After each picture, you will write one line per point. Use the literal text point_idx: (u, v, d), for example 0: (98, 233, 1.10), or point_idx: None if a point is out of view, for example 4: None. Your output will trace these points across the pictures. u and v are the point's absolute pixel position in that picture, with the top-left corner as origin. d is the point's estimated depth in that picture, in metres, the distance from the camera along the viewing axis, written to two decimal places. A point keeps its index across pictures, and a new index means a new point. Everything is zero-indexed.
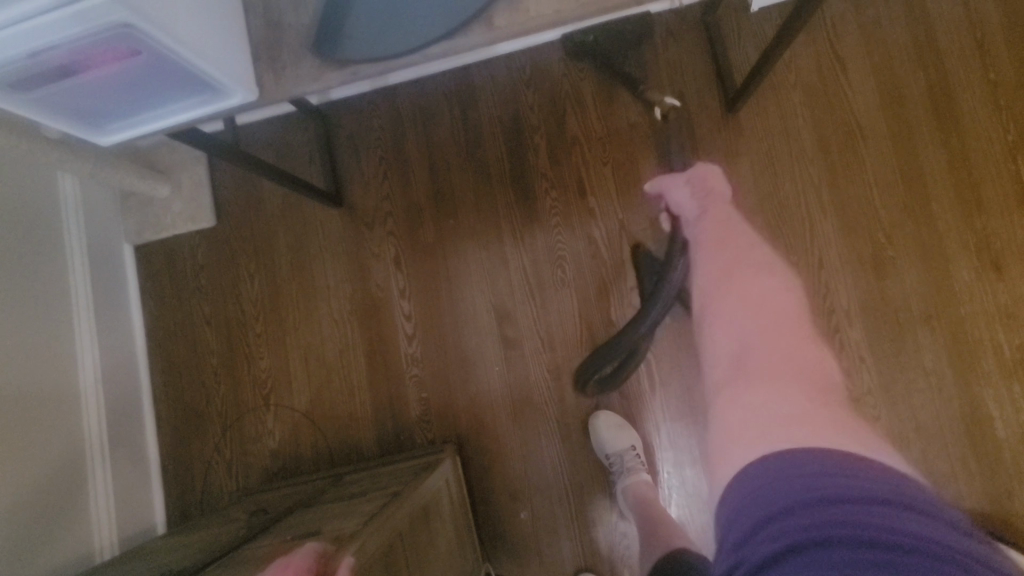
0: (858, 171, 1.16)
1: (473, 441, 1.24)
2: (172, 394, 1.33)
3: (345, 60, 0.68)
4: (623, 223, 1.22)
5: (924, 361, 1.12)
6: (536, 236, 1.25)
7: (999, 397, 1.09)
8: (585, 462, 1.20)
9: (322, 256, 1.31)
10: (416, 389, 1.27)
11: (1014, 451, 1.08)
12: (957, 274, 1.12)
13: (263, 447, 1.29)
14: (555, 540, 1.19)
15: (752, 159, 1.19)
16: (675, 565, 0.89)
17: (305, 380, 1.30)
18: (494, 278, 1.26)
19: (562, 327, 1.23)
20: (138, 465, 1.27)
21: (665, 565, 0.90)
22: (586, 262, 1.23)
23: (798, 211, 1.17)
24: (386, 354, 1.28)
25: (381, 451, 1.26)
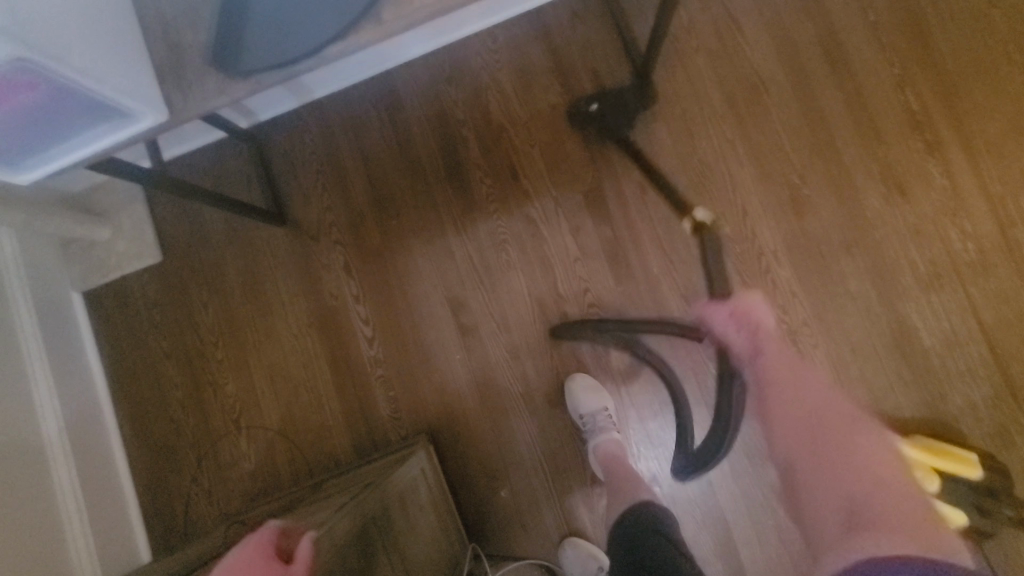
0: (765, 120, 1.24)
1: (446, 430, 1.27)
2: (141, 432, 1.34)
3: (248, 72, 0.72)
4: (557, 200, 1.28)
5: (850, 286, 1.20)
6: (478, 225, 1.30)
7: (921, 309, 1.18)
8: (555, 432, 1.25)
9: (273, 274, 1.33)
10: (383, 389, 1.29)
11: (941, 356, 1.17)
12: (867, 201, 1.21)
13: (240, 469, 1.30)
14: (537, 511, 1.23)
15: (668, 123, 1.26)
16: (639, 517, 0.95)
17: (273, 399, 1.32)
18: (444, 270, 1.30)
19: (514, 307, 1.28)
20: (115, 506, 1.27)
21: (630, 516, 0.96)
22: (528, 242, 1.28)
23: (717, 165, 1.24)
24: (350, 361, 1.31)
25: (358, 454, 1.28)
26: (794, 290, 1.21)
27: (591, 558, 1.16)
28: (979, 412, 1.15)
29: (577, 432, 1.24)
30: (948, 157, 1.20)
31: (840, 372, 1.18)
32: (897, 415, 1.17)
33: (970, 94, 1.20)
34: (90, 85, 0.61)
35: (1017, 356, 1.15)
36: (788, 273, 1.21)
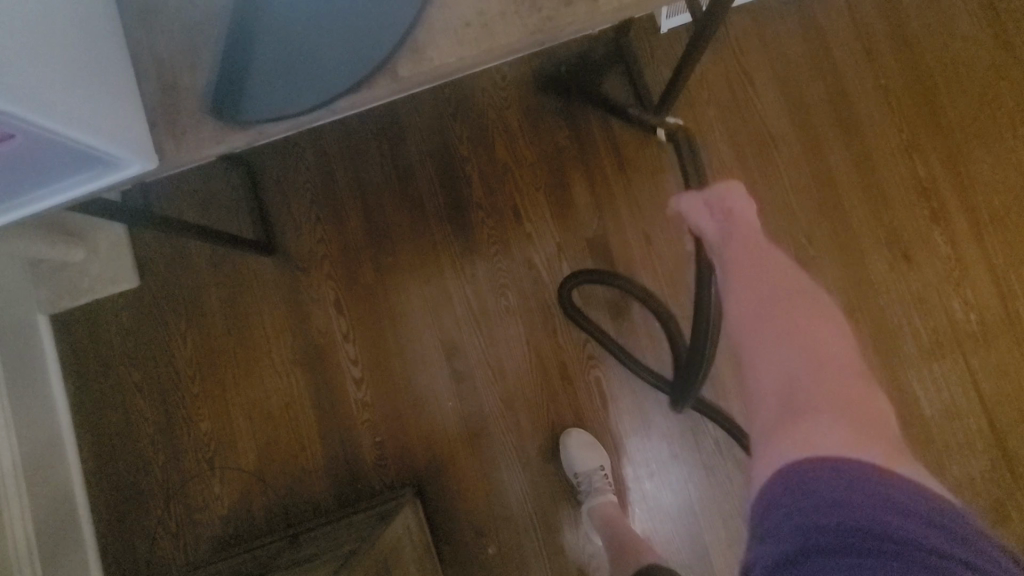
0: (774, 178, 1.23)
1: (433, 480, 1.21)
2: (107, 469, 1.25)
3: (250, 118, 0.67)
4: (560, 246, 1.24)
5: None
6: (478, 267, 1.25)
7: (922, 378, 1.17)
8: (548, 486, 1.20)
9: (258, 306, 1.27)
10: (370, 434, 1.23)
11: (940, 425, 1.16)
12: (872, 266, 1.20)
13: (212, 513, 1.23)
14: (526, 568, 1.18)
15: (676, 174, 1.24)
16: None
17: (250, 438, 1.24)
18: (439, 311, 1.25)
19: (511, 354, 1.23)
20: (74, 549, 1.18)
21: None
22: (529, 288, 1.24)
23: None
24: (335, 402, 1.24)
25: (339, 502, 1.22)
26: None
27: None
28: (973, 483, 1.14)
29: (570, 488, 1.19)
30: (952, 225, 1.20)
31: None
32: None
33: (976, 164, 1.21)
34: (80, 138, 0.55)
35: (1014, 432, 1.15)
36: None
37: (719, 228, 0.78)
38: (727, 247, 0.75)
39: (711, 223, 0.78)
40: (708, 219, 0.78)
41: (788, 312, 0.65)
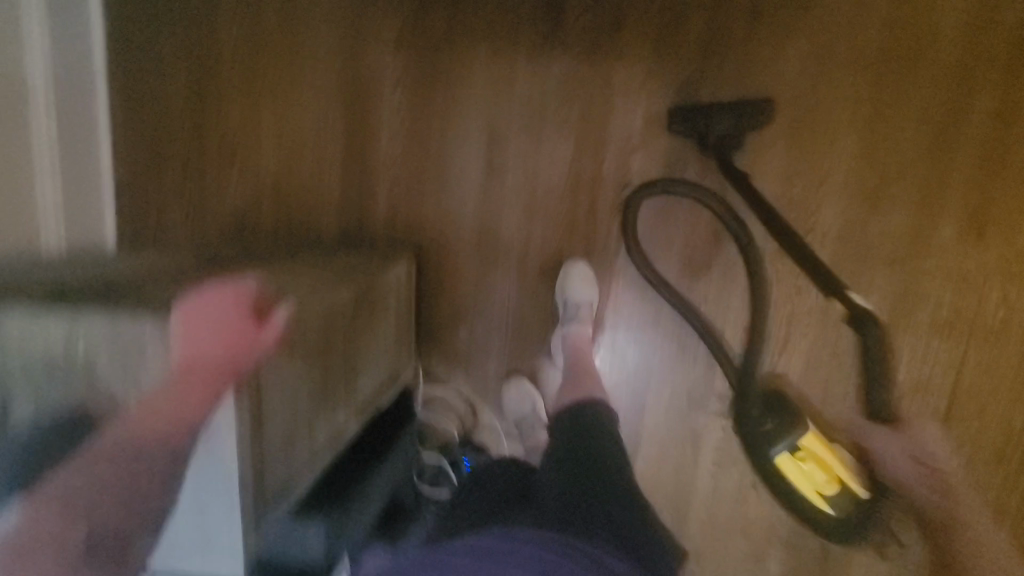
0: (901, 96, 1.10)
1: (431, 256, 1.25)
2: (132, 120, 1.25)
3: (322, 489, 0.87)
4: (646, 77, 1.14)
5: (868, 300, 1.17)
6: (554, 65, 1.15)
7: (914, 348, 1.17)
8: (533, 302, 1.26)
9: (316, 13, 1.17)
10: (389, 190, 1.24)
11: (903, 393, 1.19)
12: (939, 228, 1.13)
13: (223, 201, 1.27)
14: (485, 358, 1.29)
15: (805, 48, 1.10)
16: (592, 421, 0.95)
17: (274, 147, 1.24)
18: (497, 97, 1.17)
19: (550, 168, 1.19)
20: (89, 179, 1.22)
21: (581, 416, 0.96)
22: (595, 109, 1.16)
23: (826, 119, 1.12)
24: (366, 145, 1.22)
25: (340, 240, 1.26)
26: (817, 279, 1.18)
27: (528, 400, 1.25)
28: None
29: (553, 312, 1.25)
30: None
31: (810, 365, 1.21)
32: (830, 423, 1.22)
33: None
34: None
35: (961, 427, 1.19)
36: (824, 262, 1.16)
37: (918, 472, 1.10)
38: (898, 464, 1.09)
39: (904, 469, 1.10)
40: (907, 468, 1.10)
41: (985, 542, 1.01)
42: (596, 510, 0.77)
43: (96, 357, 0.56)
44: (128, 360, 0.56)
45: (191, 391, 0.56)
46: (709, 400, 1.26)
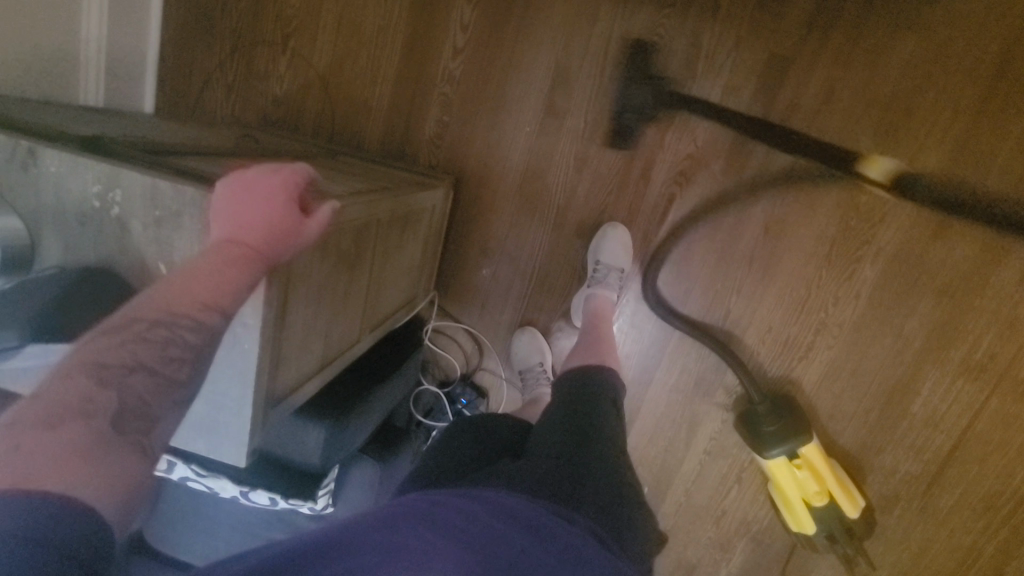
0: (1008, 121, 1.00)
1: (470, 186, 1.21)
2: None
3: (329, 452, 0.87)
4: (738, 42, 1.05)
5: (906, 325, 1.12)
6: (642, 8, 1.07)
7: (937, 382, 1.13)
8: (563, 255, 1.22)
9: None
10: (439, 110, 1.18)
11: (914, 425, 1.16)
12: (1002, 267, 1.06)
13: (269, 87, 1.22)
14: (502, 302, 1.27)
15: (917, 46, 1.00)
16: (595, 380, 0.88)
17: (331, 40, 1.18)
18: (574, 32, 1.09)
19: (613, 120, 1.12)
20: (136, 35, 1.17)
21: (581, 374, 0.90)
22: (676, 65, 1.08)
23: (917, 129, 1.03)
24: (425, 57, 1.15)
25: (381, 152, 1.21)
26: (859, 293, 1.12)
27: (535, 353, 1.22)
28: (892, 480, 1.19)
29: (581, 270, 1.22)
30: None
31: (828, 377, 1.17)
32: (831, 438, 1.20)
33: None
34: None
35: (963, 472, 1.15)
36: (871, 276, 1.11)
37: None
38: None
39: None
40: None
41: None
42: (589, 481, 0.65)
43: (130, 218, 0.53)
44: (163, 227, 0.53)
45: (222, 265, 0.49)
46: (715, 389, 1.24)
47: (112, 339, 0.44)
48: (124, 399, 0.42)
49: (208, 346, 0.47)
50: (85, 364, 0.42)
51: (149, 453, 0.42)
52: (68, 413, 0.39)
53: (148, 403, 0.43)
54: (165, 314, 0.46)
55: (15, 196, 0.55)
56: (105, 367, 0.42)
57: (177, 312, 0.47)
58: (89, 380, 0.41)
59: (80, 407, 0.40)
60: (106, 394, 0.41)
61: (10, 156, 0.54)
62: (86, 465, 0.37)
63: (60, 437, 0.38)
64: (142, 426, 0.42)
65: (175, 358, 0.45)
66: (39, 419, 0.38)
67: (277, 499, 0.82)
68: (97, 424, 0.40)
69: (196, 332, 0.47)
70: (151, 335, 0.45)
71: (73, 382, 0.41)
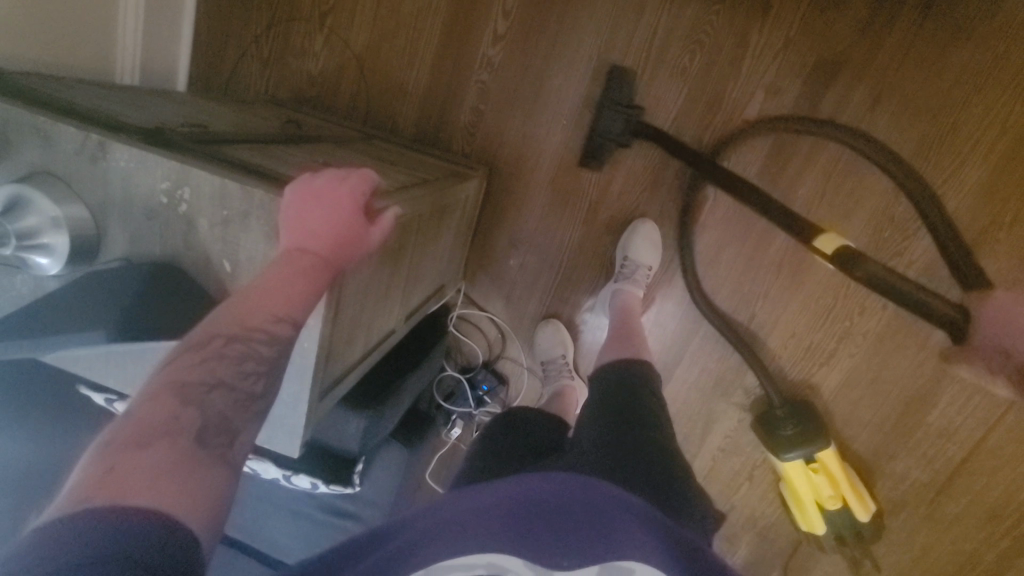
0: None
1: (502, 177, 1.20)
2: None
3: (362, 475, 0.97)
4: (787, 43, 1.03)
5: (929, 338, 1.13)
6: (691, 4, 1.04)
7: (956, 396, 1.14)
8: (592, 251, 1.22)
9: None
10: (475, 98, 1.16)
11: (928, 436, 1.18)
12: None
13: (304, 65, 1.20)
14: (528, 294, 1.28)
15: (971, 57, 0.98)
16: (634, 374, 0.90)
17: (370, 21, 1.16)
18: (619, 25, 1.07)
19: (652, 117, 1.11)
20: (172, 8, 1.15)
21: (619, 367, 0.91)
22: (720, 64, 1.06)
23: (962, 144, 1.01)
24: (464, 44, 1.13)
25: (415, 137, 1.21)
26: (887, 304, 1.13)
27: (559, 345, 1.23)
28: (902, 487, 1.21)
29: (609, 266, 1.22)
30: None
31: (847, 384, 1.19)
32: (844, 443, 1.22)
33: None
34: None
35: (972, 483, 1.18)
36: (899, 288, 1.11)
37: None
38: None
39: None
40: None
41: None
42: (636, 463, 0.68)
43: (198, 216, 0.54)
44: (230, 228, 0.54)
45: (292, 277, 0.50)
46: (734, 390, 1.25)
47: (195, 356, 0.46)
48: (207, 413, 0.43)
49: (279, 359, 0.50)
50: (170, 385, 0.43)
51: (232, 464, 0.43)
52: (158, 431, 0.40)
53: (229, 417, 0.45)
54: (240, 330, 0.48)
55: (83, 187, 0.56)
56: (187, 385, 0.44)
57: (250, 326, 0.49)
58: (174, 399, 0.43)
59: (167, 425, 0.41)
60: (189, 412, 0.43)
61: (79, 148, 0.55)
62: (174, 483, 0.38)
63: (150, 455, 0.39)
64: (223, 439, 0.44)
65: (251, 372, 0.48)
66: (131, 438, 0.39)
67: (317, 483, 0.86)
68: (184, 439, 0.41)
69: (268, 345, 0.49)
70: (229, 351, 0.47)
71: (160, 402, 0.42)
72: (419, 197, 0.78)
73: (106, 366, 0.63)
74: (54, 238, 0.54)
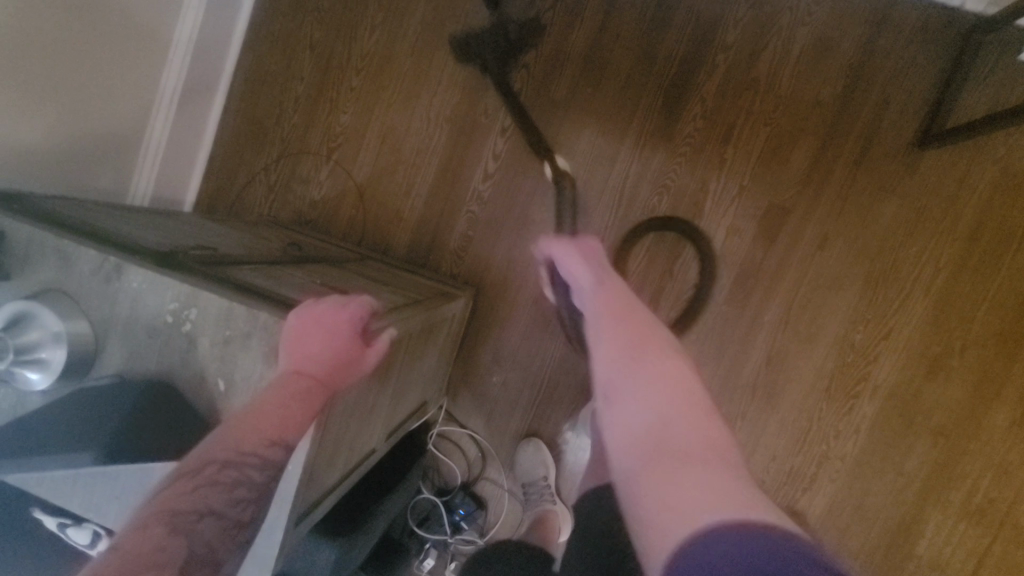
0: (986, 276, 1.11)
1: (488, 298, 1.27)
2: (246, 97, 1.31)
3: None
4: (741, 189, 1.17)
5: (904, 464, 1.15)
6: (657, 154, 1.19)
7: (940, 527, 1.14)
8: (573, 370, 1.25)
9: (450, 48, 1.24)
10: (465, 226, 1.26)
11: (919, 571, 1.15)
12: (993, 414, 1.12)
13: (308, 191, 1.30)
14: (510, 411, 1.28)
15: (900, 205, 1.13)
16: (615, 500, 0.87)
17: (372, 155, 1.28)
18: (594, 169, 1.21)
19: (626, 247, 1.21)
20: (192, 139, 1.27)
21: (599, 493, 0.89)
22: (684, 205, 1.19)
23: (904, 279, 1.13)
24: (457, 178, 1.26)
25: (406, 257, 1.28)
26: (859, 428, 1.16)
27: (540, 467, 1.22)
28: None
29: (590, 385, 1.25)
30: None
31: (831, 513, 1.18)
32: None
33: None
34: None
35: None
36: (868, 413, 1.15)
37: None
38: None
39: None
40: None
41: None
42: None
43: (199, 335, 0.56)
44: (229, 347, 0.56)
45: (287, 401, 0.52)
46: None
47: (186, 485, 0.48)
48: (193, 544, 0.46)
49: (270, 483, 0.51)
50: (161, 514, 0.46)
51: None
52: (143, 566, 0.42)
53: (215, 547, 0.47)
54: (235, 455, 0.49)
55: (91, 304, 0.58)
56: (177, 514, 0.46)
57: (244, 451, 0.50)
58: (164, 529, 0.45)
59: (153, 558, 0.43)
60: (176, 542, 0.45)
61: (96, 269, 0.58)
62: None
63: None
64: (207, 570, 0.46)
65: (240, 499, 0.49)
66: (117, 572, 0.42)
67: None
68: (168, 574, 0.43)
69: (261, 470, 0.50)
70: (222, 478, 0.49)
71: (148, 532, 0.45)
72: (410, 314, 0.82)
73: (73, 487, 0.60)
74: (51, 352, 0.55)
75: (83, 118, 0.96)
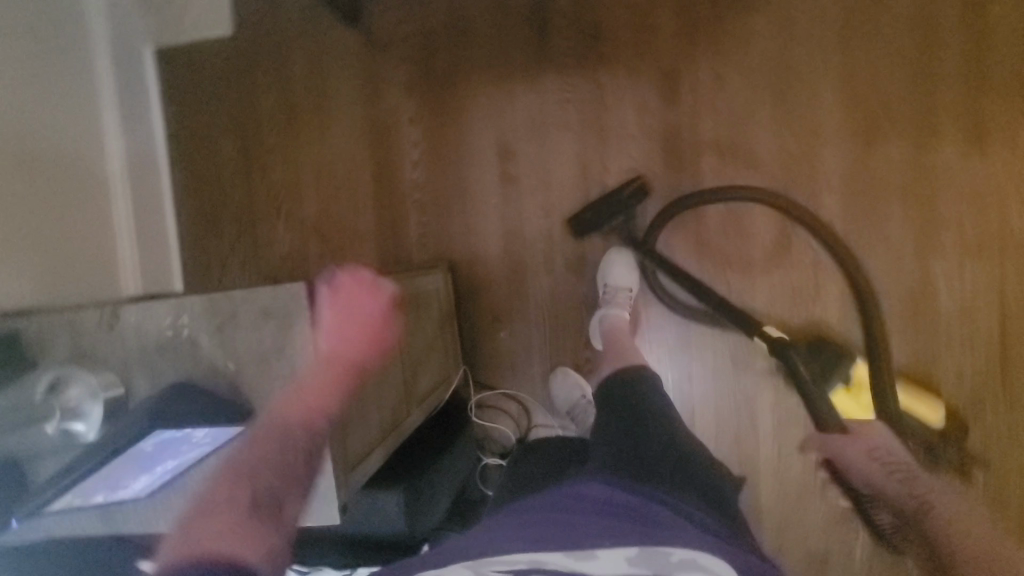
0: (871, 38, 1.18)
1: (464, 266, 1.35)
2: (190, 196, 1.44)
3: None
4: (630, 70, 1.26)
5: (889, 232, 1.19)
6: (547, 76, 1.29)
7: (949, 272, 1.18)
8: (565, 293, 1.32)
9: (336, 74, 1.36)
10: (417, 215, 1.36)
11: (951, 320, 1.18)
12: (941, 151, 1.18)
13: (275, 250, 1.42)
14: (528, 355, 1.34)
15: (770, 16, 1.21)
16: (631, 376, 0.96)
17: (314, 194, 1.39)
18: (501, 114, 1.31)
19: (559, 166, 1.30)
20: (162, 247, 1.41)
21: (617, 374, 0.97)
22: (590, 107, 1.28)
23: (805, 75, 1.20)
24: (392, 178, 1.36)
25: (381, 265, 1.38)
26: (834, 221, 1.21)
27: (575, 389, 1.27)
28: (966, 381, 1.18)
29: (586, 298, 1.31)
30: None
31: (848, 307, 1.21)
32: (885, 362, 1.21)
33: None
34: None
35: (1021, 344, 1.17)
36: (835, 203, 1.21)
37: None
38: None
39: None
40: None
41: None
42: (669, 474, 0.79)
43: (198, 333, 0.66)
44: (225, 330, 0.66)
45: (327, 373, 0.65)
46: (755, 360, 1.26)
47: (256, 443, 0.64)
48: (257, 483, 0.61)
49: None
50: (232, 470, 0.63)
51: (280, 527, 0.59)
52: (225, 502, 0.59)
53: (274, 485, 0.62)
54: (286, 420, 0.64)
55: (106, 354, 0.68)
56: (245, 467, 0.63)
57: None
58: (233, 480, 0.62)
59: (229, 496, 0.60)
60: (243, 487, 0.61)
61: (99, 322, 0.67)
62: (237, 530, 0.56)
63: (221, 516, 0.57)
64: (271, 504, 0.61)
65: (298, 449, 0.64)
66: (203, 508, 0.59)
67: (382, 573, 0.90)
68: (241, 501, 0.60)
69: None
70: None
71: (224, 483, 0.62)
72: None
73: (154, 513, 0.68)
74: (91, 406, 0.64)
75: (54, 247, 1.12)
